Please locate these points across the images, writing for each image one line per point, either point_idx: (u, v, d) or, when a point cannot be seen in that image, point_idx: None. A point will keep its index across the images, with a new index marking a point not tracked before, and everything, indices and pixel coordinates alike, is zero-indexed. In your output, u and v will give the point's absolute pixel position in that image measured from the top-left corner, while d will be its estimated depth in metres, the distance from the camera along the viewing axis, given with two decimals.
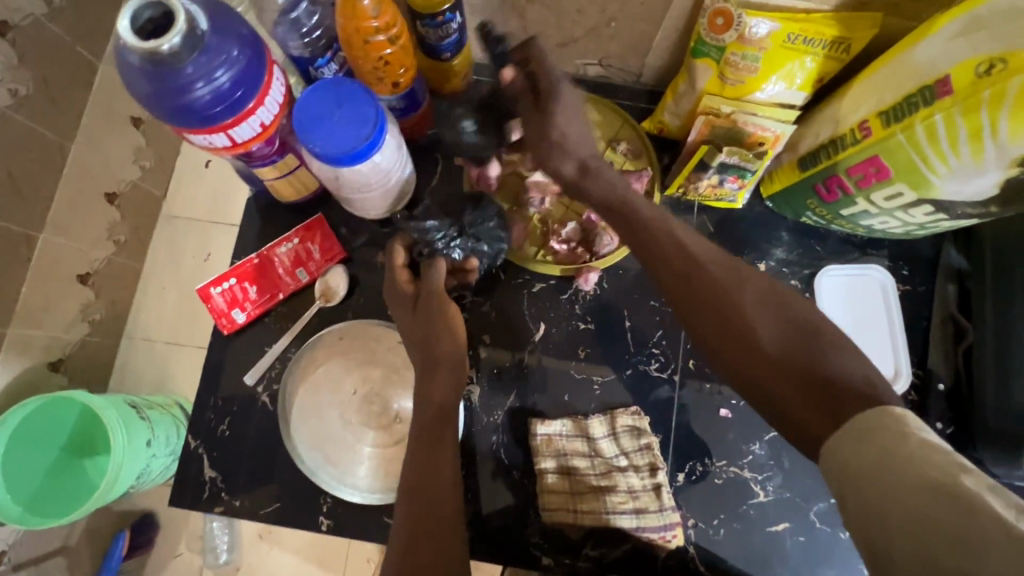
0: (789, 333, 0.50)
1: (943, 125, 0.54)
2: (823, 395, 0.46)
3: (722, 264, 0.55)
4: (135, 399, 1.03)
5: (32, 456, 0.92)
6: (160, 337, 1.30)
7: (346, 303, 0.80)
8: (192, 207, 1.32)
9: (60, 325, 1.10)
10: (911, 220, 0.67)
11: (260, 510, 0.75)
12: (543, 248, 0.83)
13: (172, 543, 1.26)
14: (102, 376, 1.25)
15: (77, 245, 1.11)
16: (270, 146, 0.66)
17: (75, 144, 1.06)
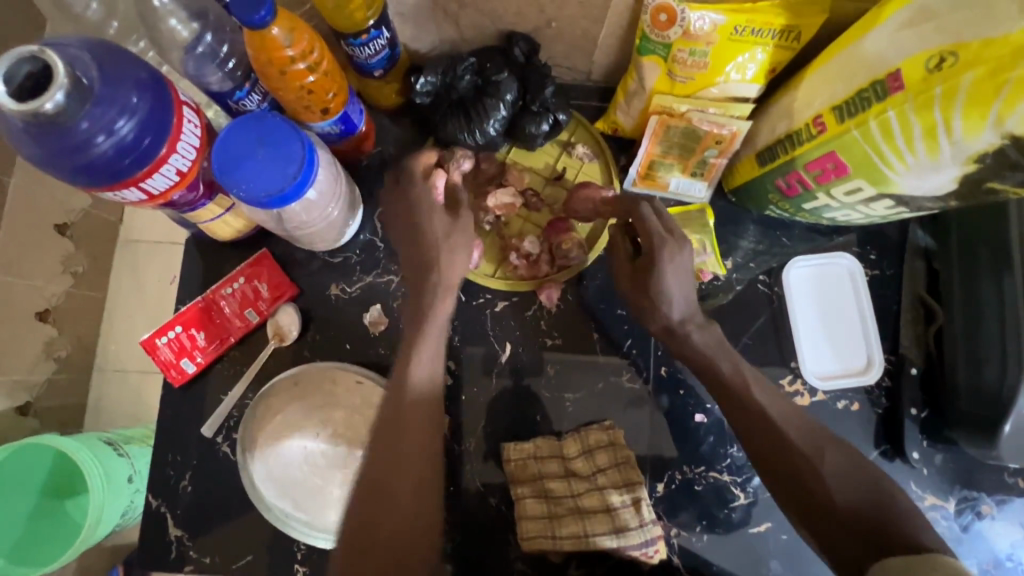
0: (868, 503, 0.55)
1: (897, 121, 0.51)
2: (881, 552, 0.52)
3: (803, 430, 0.60)
4: (110, 434, 0.94)
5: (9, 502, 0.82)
6: (134, 366, 1.25)
7: (302, 341, 0.77)
8: (155, 231, 1.27)
9: (23, 368, 1.04)
10: (872, 213, 0.65)
11: (233, 564, 0.72)
12: (502, 263, 0.79)
13: None
14: (75, 416, 1.20)
15: (33, 282, 1.04)
16: (194, 192, 0.61)
17: (16, 176, 0.97)
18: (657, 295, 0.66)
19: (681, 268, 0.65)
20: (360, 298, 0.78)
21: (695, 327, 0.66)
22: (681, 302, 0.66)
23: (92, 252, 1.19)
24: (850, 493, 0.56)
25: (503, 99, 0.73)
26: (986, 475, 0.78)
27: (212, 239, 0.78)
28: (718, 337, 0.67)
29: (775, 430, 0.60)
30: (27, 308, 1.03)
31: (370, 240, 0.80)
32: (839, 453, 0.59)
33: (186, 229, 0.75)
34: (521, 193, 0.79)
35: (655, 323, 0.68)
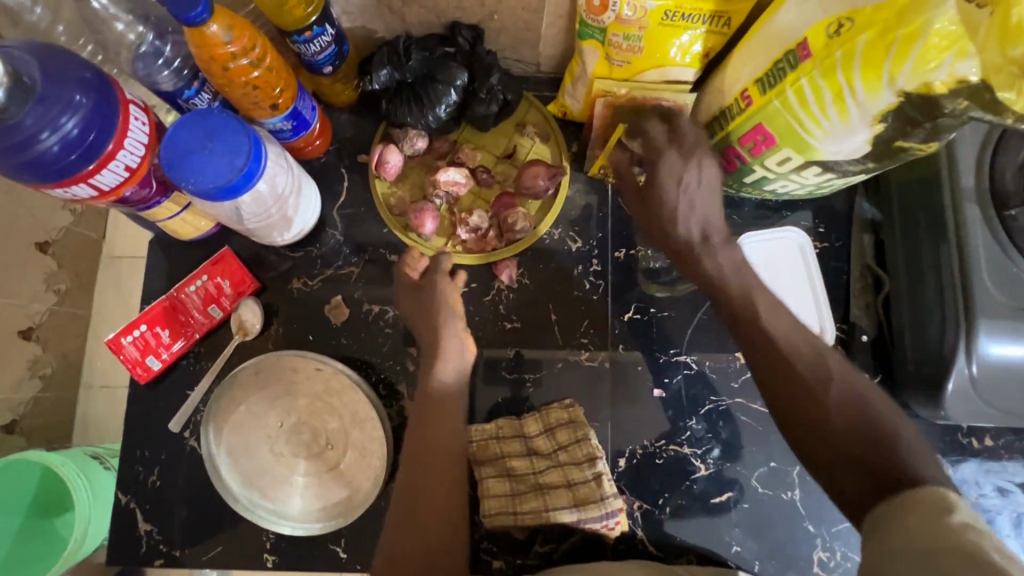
0: (863, 423, 0.51)
1: (809, 89, 0.53)
2: (864, 464, 0.49)
3: (807, 359, 0.56)
4: (95, 449, 0.97)
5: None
6: (118, 382, 1.26)
7: (266, 334, 0.79)
8: (135, 247, 1.29)
9: (8, 386, 1.07)
10: (806, 182, 0.67)
11: (203, 556, 0.73)
12: (452, 238, 0.81)
13: None
14: (62, 432, 1.21)
15: (13, 299, 1.07)
16: (148, 189, 0.63)
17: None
18: (665, 213, 0.66)
19: (686, 181, 0.65)
20: (322, 291, 0.80)
21: (709, 252, 0.65)
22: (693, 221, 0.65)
23: (75, 269, 1.22)
24: (851, 429, 0.51)
25: (455, 84, 0.76)
26: (941, 437, 0.80)
27: (175, 239, 0.80)
28: (736, 260, 0.65)
29: (784, 366, 0.56)
30: (9, 325, 1.06)
31: (331, 234, 0.82)
32: (846, 377, 0.54)
33: (148, 230, 0.77)
34: (472, 171, 0.82)
35: (670, 249, 0.68)
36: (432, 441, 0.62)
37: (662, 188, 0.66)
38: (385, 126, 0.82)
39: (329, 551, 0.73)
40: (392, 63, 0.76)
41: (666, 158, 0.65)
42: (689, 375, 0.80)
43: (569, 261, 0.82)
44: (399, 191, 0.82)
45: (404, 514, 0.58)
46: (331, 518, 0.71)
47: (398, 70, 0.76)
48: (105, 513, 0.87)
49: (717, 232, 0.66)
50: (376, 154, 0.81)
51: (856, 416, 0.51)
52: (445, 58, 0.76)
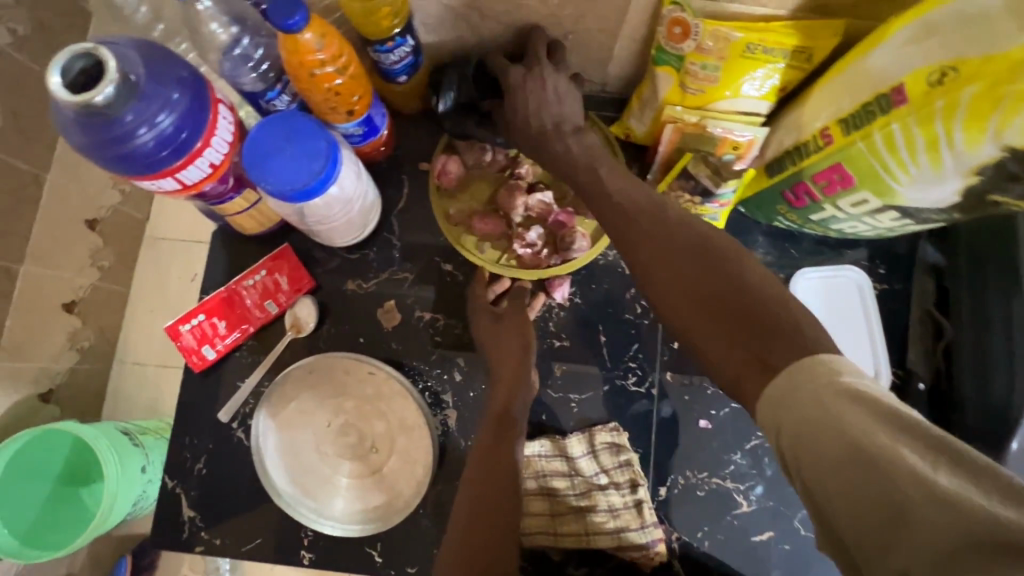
0: (716, 275, 0.49)
1: (901, 134, 0.53)
2: (730, 320, 0.46)
3: (660, 228, 0.56)
4: (127, 425, 0.99)
5: (30, 487, 0.88)
6: (151, 360, 1.31)
7: (317, 333, 0.80)
8: (177, 231, 1.32)
9: (48, 355, 1.11)
10: (879, 225, 0.66)
11: (242, 546, 0.74)
12: (506, 251, 0.81)
13: (176, 566, 1.36)
14: (94, 404, 1.26)
15: (61, 274, 1.10)
16: (225, 184, 0.65)
17: (51, 173, 1.04)
18: (527, 117, 0.69)
19: (541, 84, 0.68)
20: (375, 294, 0.81)
21: (560, 141, 0.68)
22: (548, 115, 0.68)
23: (121, 247, 1.25)
24: (709, 281, 0.49)
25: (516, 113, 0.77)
26: None
27: (238, 233, 0.81)
28: (587, 146, 0.68)
29: (636, 229, 0.57)
30: (57, 299, 1.10)
31: (387, 239, 0.83)
32: (698, 236, 0.53)
33: (214, 222, 0.79)
34: (531, 186, 0.81)
35: (533, 141, 0.70)
36: (490, 462, 0.66)
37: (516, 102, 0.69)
38: (447, 138, 0.82)
39: (363, 554, 0.74)
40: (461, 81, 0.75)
41: (512, 72, 0.70)
42: (736, 409, 0.79)
43: (623, 283, 0.82)
44: (457, 196, 0.83)
45: (465, 528, 0.61)
46: (371, 522, 0.72)
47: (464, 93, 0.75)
48: (133, 488, 0.90)
49: (571, 125, 0.69)
50: (439, 161, 0.80)
51: (707, 270, 0.50)
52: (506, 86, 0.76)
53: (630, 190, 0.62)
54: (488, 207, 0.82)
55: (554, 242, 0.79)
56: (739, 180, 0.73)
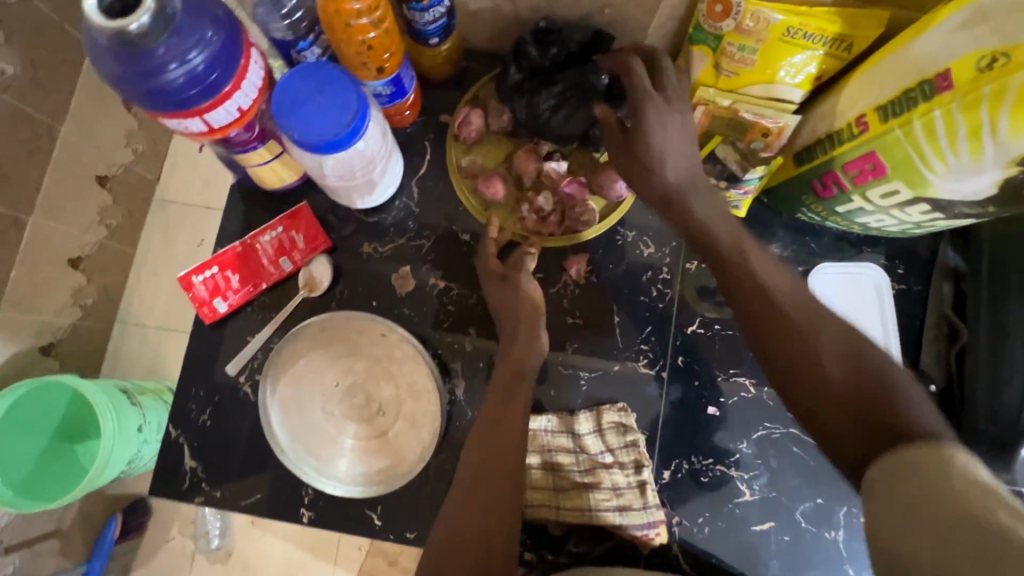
0: (861, 373, 0.49)
1: (942, 122, 0.52)
2: (866, 418, 0.47)
3: (797, 303, 0.56)
4: (126, 385, 1.00)
5: (24, 440, 0.91)
6: (152, 320, 1.31)
7: (331, 293, 0.79)
8: (187, 194, 1.33)
9: (52, 310, 1.12)
10: (907, 219, 0.65)
11: (242, 500, 0.74)
12: (514, 213, 0.82)
13: (165, 528, 1.38)
14: (94, 362, 1.27)
15: (69, 229, 1.12)
16: (249, 132, 0.65)
17: (64, 126, 1.08)
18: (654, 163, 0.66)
19: (671, 125, 0.64)
20: (390, 259, 0.81)
21: (696, 196, 0.66)
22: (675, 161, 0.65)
23: (128, 207, 1.26)
24: (850, 379, 0.50)
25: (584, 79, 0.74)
26: None
27: (257, 188, 0.81)
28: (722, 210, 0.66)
29: (765, 302, 0.57)
30: (63, 253, 1.12)
31: (406, 204, 0.82)
32: (837, 325, 0.53)
33: (235, 173, 0.78)
34: (549, 153, 0.80)
35: (653, 194, 0.68)
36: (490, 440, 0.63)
37: (649, 133, 0.64)
38: (476, 92, 0.83)
39: (363, 516, 0.73)
40: (528, 56, 0.75)
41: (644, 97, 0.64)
42: (745, 398, 0.79)
43: (640, 265, 0.82)
44: (474, 155, 0.82)
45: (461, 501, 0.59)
46: (372, 484, 0.72)
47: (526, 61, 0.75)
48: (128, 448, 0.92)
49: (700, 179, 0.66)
50: (462, 112, 0.80)
51: (851, 364, 0.50)
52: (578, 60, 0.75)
53: (759, 260, 0.61)
54: (503, 168, 0.82)
55: (562, 215, 0.80)
56: (766, 167, 0.74)
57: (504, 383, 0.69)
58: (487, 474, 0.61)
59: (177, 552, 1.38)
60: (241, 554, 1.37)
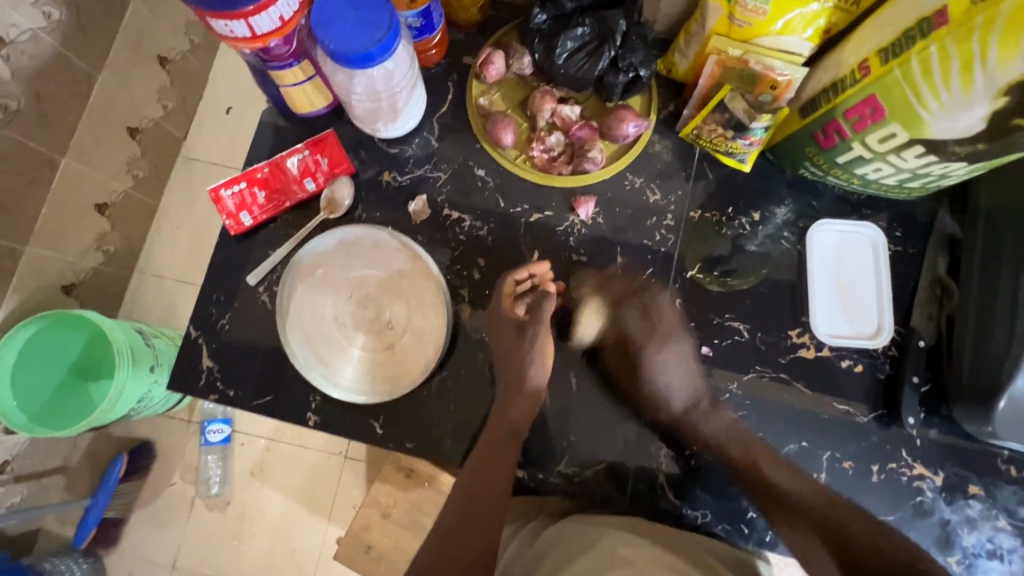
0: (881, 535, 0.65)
1: (937, 57, 0.55)
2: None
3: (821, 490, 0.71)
4: (142, 327, 1.22)
5: (42, 371, 1.10)
6: (170, 274, 1.39)
7: (350, 214, 0.84)
8: (209, 152, 1.42)
9: (75, 251, 1.20)
10: (903, 166, 0.69)
11: (254, 400, 0.78)
12: (524, 152, 0.86)
13: (167, 473, 1.42)
14: (111, 302, 1.34)
15: (98, 174, 1.20)
16: (287, 45, 0.70)
17: (102, 75, 1.16)
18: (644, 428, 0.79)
19: (677, 348, 0.80)
20: (408, 188, 0.85)
21: (700, 414, 0.78)
22: (682, 394, 0.78)
23: (155, 161, 1.35)
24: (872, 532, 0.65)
25: (605, 29, 0.78)
26: (979, 459, 0.79)
27: (288, 114, 0.86)
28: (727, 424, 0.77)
29: (783, 493, 0.71)
30: (89, 198, 1.19)
31: (426, 137, 0.87)
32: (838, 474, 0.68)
33: (268, 99, 0.83)
34: (563, 99, 0.85)
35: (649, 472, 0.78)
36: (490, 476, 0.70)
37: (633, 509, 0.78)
38: (499, 37, 0.86)
39: (366, 424, 0.77)
40: None
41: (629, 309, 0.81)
42: (738, 341, 0.82)
43: (646, 210, 0.85)
44: (492, 94, 0.87)
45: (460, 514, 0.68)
46: (375, 393, 0.76)
47: (551, 9, 0.79)
48: (137, 386, 1.10)
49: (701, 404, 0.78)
50: (483, 54, 0.84)
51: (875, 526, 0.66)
52: (597, 7, 0.79)
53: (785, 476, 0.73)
54: (518, 109, 0.86)
55: (573, 157, 0.84)
56: (772, 117, 0.77)
57: (497, 437, 0.72)
58: (474, 511, 0.68)
59: (176, 497, 1.41)
60: (239, 502, 1.41)
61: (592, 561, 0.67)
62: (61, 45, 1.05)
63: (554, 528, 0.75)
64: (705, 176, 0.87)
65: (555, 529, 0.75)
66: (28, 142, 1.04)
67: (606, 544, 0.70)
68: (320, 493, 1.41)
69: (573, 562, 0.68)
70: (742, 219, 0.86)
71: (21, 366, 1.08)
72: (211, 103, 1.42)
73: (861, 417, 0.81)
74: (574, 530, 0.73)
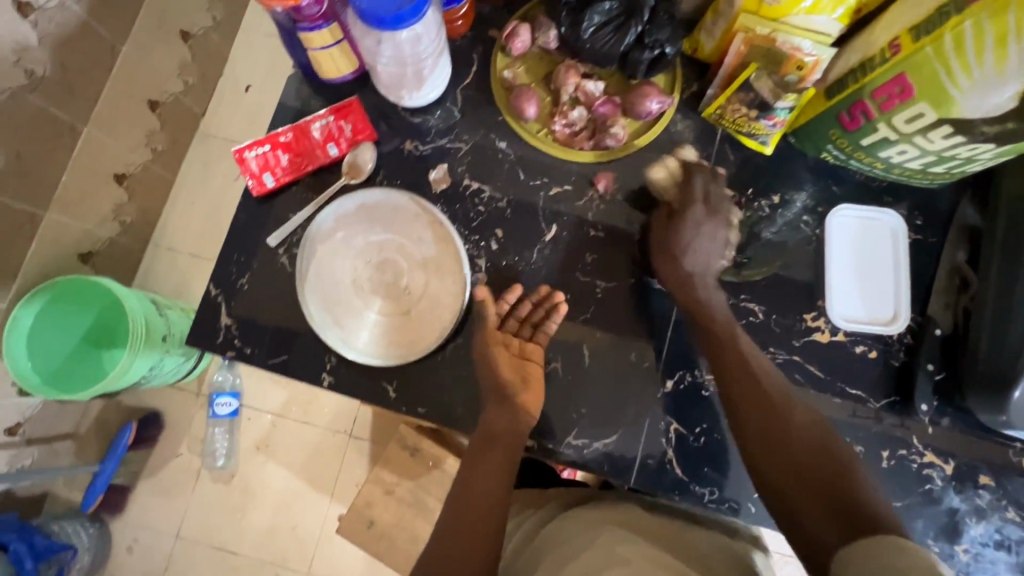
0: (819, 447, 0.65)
1: (971, 33, 0.56)
2: (814, 488, 0.62)
3: (779, 390, 0.71)
4: (157, 297, 1.25)
5: (59, 335, 1.14)
6: (185, 249, 1.40)
7: (371, 180, 0.85)
8: (228, 129, 1.43)
9: (93, 220, 1.22)
10: (928, 148, 0.68)
11: (270, 359, 0.80)
12: (547, 126, 0.86)
13: (174, 444, 1.43)
14: (127, 271, 1.36)
15: (117, 144, 1.22)
16: (320, 6, 0.71)
17: (125, 47, 1.18)
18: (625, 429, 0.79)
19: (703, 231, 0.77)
20: (429, 157, 0.86)
21: (701, 282, 0.77)
22: (695, 255, 0.77)
23: (173, 134, 1.36)
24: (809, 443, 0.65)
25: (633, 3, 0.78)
26: (990, 450, 0.79)
27: (314, 79, 0.86)
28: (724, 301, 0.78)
29: (748, 402, 0.70)
30: (108, 167, 1.22)
31: (449, 108, 0.87)
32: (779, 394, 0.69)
33: (295, 62, 0.84)
34: (587, 75, 0.85)
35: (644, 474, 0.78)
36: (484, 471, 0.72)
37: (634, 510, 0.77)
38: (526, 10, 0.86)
39: (379, 387, 0.78)
40: None
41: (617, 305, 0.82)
42: (752, 322, 0.83)
43: None
44: (516, 68, 0.87)
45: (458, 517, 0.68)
46: (389, 356, 0.77)
47: None
48: (150, 355, 1.13)
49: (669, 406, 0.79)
50: (509, 26, 0.84)
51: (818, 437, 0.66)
52: None
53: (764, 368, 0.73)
54: (542, 83, 0.86)
55: (594, 132, 0.84)
56: (797, 97, 0.76)
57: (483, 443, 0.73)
58: (468, 504, 0.69)
59: (182, 468, 1.42)
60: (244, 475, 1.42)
61: (588, 561, 0.65)
62: (87, 14, 1.08)
63: (556, 523, 0.77)
64: (726, 158, 0.87)
65: (556, 530, 0.75)
66: (52, 108, 1.06)
67: (602, 544, 0.68)
68: (325, 471, 1.43)
69: (572, 561, 0.66)
70: (762, 202, 0.86)
71: (36, 329, 1.11)
72: (231, 81, 1.44)
73: (873, 402, 0.81)
74: (576, 533, 0.72)
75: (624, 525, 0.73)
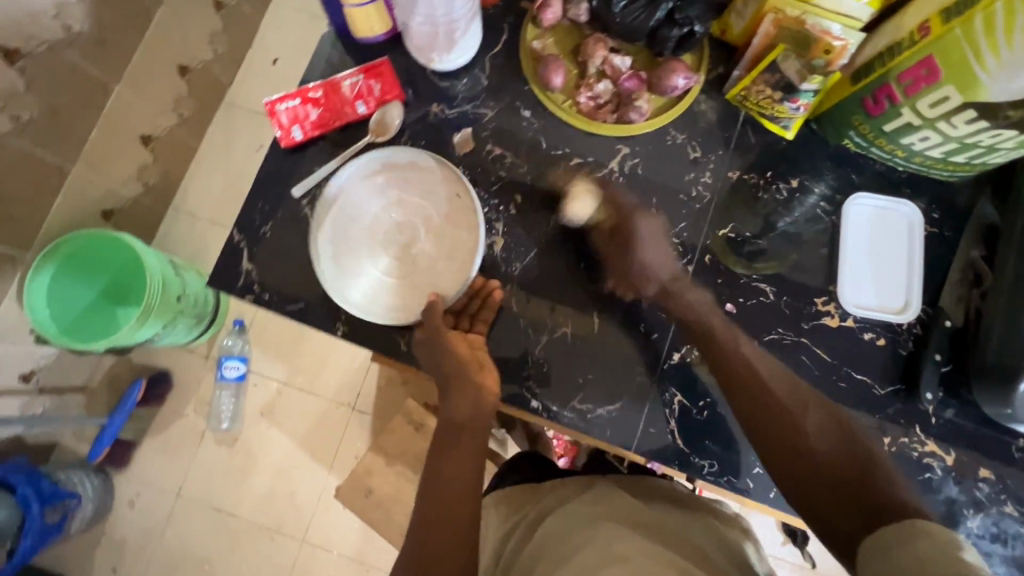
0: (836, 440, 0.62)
1: (1002, 13, 0.56)
2: (838, 489, 0.58)
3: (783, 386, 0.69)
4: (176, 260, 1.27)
5: (77, 289, 1.17)
6: (204, 214, 1.42)
7: (396, 140, 0.87)
8: (253, 99, 1.44)
9: (117, 179, 1.26)
10: (951, 135, 0.69)
11: (287, 306, 0.82)
12: (571, 98, 0.87)
13: (180, 405, 1.45)
14: (148, 230, 1.39)
15: (146, 106, 1.26)
16: None
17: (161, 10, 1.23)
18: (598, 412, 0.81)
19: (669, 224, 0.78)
20: (454, 121, 0.87)
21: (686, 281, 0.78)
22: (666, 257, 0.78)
23: (200, 100, 1.38)
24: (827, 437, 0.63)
25: None
26: (992, 442, 0.79)
27: (347, 41, 0.88)
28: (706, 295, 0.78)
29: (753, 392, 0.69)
30: (135, 126, 1.25)
31: (478, 74, 0.88)
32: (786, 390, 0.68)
33: (332, 22, 0.86)
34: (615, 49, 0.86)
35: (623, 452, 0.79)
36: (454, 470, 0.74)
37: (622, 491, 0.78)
38: None
39: (392, 337, 0.81)
40: None
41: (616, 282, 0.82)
42: (762, 302, 0.84)
43: (685, 166, 0.87)
44: (546, 39, 0.88)
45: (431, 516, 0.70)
46: (379, 311, 0.79)
47: None
48: (164, 314, 1.16)
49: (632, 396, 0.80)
50: None
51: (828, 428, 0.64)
52: None
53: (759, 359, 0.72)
54: (570, 56, 0.88)
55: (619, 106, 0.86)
56: (822, 80, 0.77)
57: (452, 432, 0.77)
58: (444, 510, 0.69)
59: (186, 430, 1.44)
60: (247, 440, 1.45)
61: (586, 560, 0.63)
62: None
63: (553, 520, 0.73)
64: (747, 140, 0.87)
65: (556, 525, 0.72)
66: (88, 67, 1.13)
67: (602, 541, 0.65)
68: (326, 442, 1.45)
69: (571, 560, 0.64)
70: (780, 185, 0.87)
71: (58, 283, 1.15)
72: (259, 54, 1.45)
73: (878, 389, 0.81)
74: (576, 530, 0.69)
75: (622, 521, 0.69)
